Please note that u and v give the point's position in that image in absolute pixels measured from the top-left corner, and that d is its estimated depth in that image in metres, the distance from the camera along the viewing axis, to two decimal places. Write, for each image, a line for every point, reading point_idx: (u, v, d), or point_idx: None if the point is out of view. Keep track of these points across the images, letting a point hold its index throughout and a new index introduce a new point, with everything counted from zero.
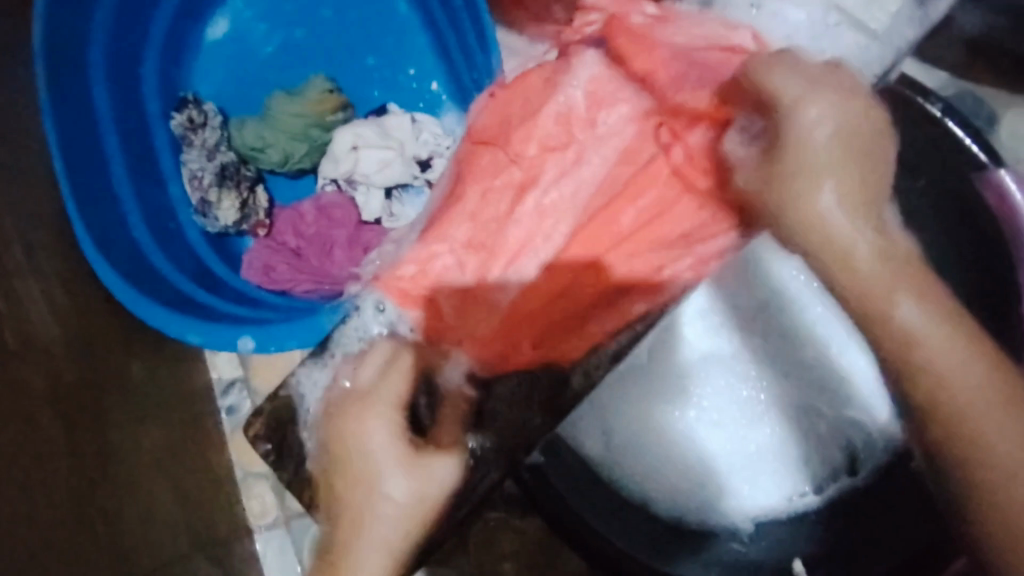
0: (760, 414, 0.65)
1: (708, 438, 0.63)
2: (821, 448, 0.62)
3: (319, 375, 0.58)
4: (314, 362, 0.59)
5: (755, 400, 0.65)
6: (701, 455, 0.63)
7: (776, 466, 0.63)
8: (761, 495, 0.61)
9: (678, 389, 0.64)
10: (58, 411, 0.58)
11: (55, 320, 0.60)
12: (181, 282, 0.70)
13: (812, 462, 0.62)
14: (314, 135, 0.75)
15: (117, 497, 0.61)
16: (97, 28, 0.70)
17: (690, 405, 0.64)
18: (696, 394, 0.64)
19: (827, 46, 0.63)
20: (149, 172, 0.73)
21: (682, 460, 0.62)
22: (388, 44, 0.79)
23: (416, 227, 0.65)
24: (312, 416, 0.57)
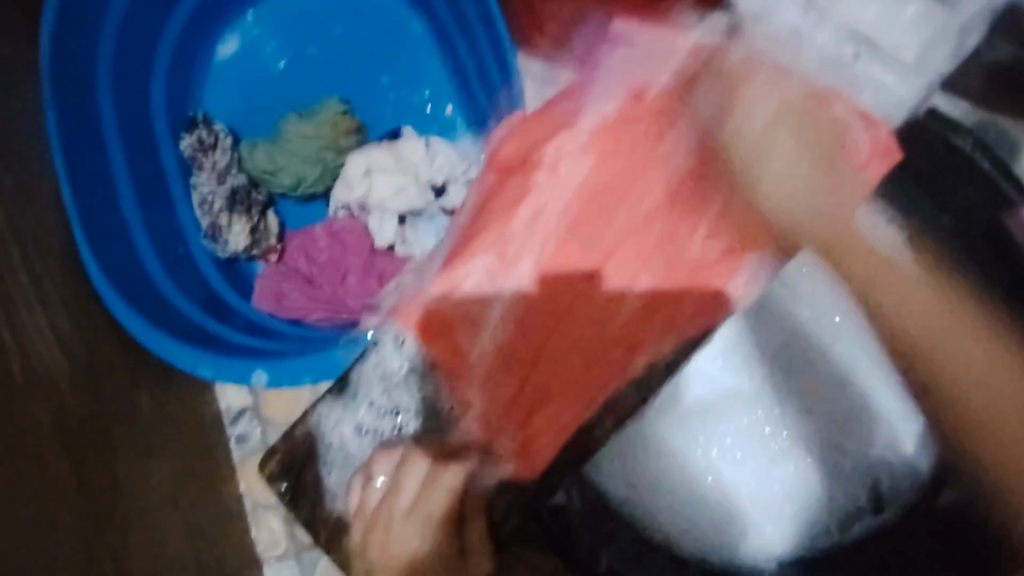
0: (787, 450, 0.51)
1: (738, 479, 0.48)
2: (863, 487, 0.46)
3: (341, 415, 0.58)
4: (336, 401, 0.59)
5: (766, 435, 0.48)
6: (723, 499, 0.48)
7: (784, 504, 0.47)
8: (782, 526, 0.47)
9: (695, 433, 0.49)
10: (66, 447, 0.56)
11: (62, 351, 0.59)
12: (191, 309, 0.68)
13: (842, 484, 0.46)
14: (328, 158, 0.73)
15: (127, 537, 0.59)
16: (106, 49, 0.68)
17: (715, 446, 0.49)
18: (720, 431, 0.49)
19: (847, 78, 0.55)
20: (158, 196, 0.71)
21: (710, 498, 0.49)
22: (402, 64, 0.77)
23: (435, 257, 0.63)
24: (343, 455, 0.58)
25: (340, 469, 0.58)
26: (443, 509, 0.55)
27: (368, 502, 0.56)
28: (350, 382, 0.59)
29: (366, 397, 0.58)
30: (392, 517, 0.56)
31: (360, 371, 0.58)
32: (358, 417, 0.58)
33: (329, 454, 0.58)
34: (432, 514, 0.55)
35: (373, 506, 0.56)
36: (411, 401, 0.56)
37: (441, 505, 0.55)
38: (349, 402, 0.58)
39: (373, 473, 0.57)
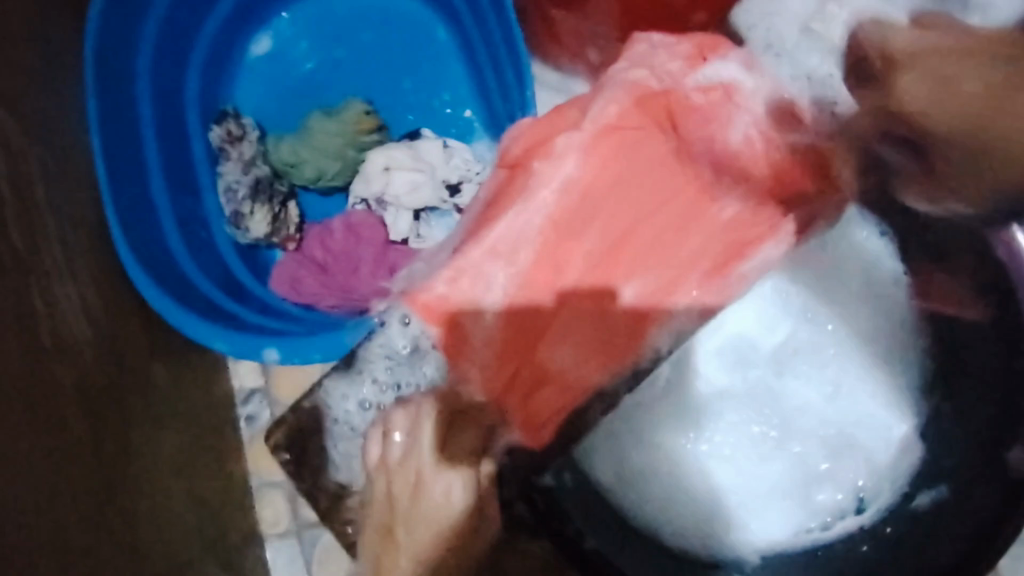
0: (772, 450, 0.62)
1: (720, 473, 0.62)
2: (830, 486, 0.60)
3: (347, 390, 0.61)
4: (343, 375, 0.62)
5: (764, 437, 0.62)
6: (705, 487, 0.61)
7: (785, 509, 0.61)
8: (770, 532, 0.60)
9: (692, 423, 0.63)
10: (87, 411, 0.59)
11: (88, 320, 0.62)
12: (211, 290, 0.71)
13: (819, 499, 0.60)
14: (349, 154, 0.77)
15: (136, 500, 0.63)
16: (146, 42, 0.73)
17: (705, 438, 0.62)
18: (709, 430, 0.62)
19: None
20: (186, 183, 0.75)
21: (674, 473, 0.61)
22: (424, 69, 0.81)
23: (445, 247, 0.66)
24: (347, 423, 0.60)
25: (344, 441, 0.60)
26: (472, 467, 0.54)
27: (390, 457, 0.56)
28: (357, 358, 0.62)
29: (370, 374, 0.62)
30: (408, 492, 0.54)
31: (367, 348, 0.62)
32: (362, 393, 0.61)
33: (334, 427, 0.60)
34: (462, 470, 0.54)
35: (396, 457, 0.56)
36: (413, 380, 0.60)
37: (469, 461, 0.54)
38: (354, 375, 0.62)
39: (391, 427, 0.57)
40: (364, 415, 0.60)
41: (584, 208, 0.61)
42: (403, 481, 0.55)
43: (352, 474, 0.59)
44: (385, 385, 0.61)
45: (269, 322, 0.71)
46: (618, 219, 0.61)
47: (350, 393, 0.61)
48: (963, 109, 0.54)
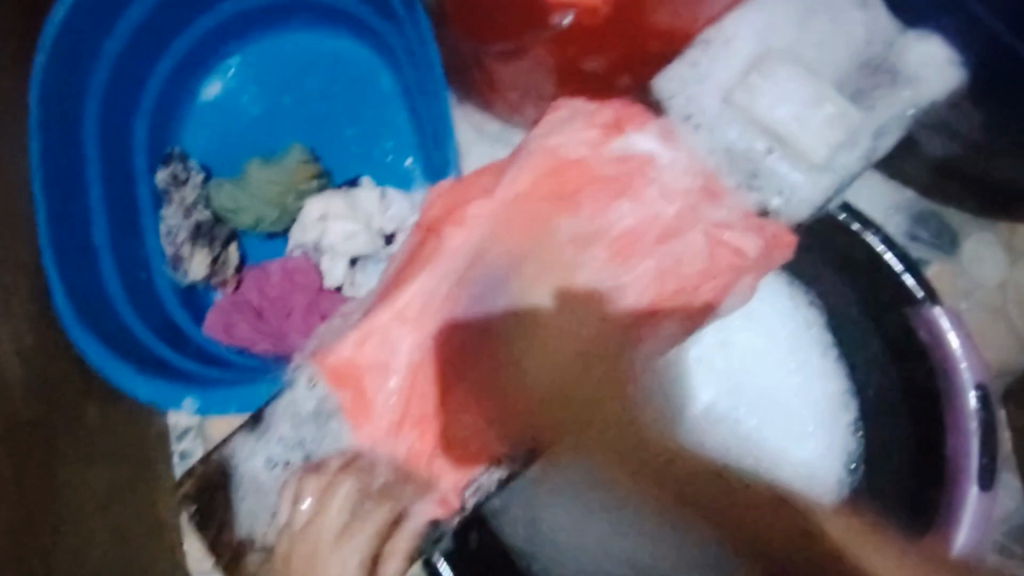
0: None
1: None
2: None
3: (253, 447, 0.61)
4: (249, 433, 0.61)
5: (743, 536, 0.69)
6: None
7: None
8: None
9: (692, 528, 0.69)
10: (12, 451, 0.61)
11: (18, 363, 0.64)
12: (144, 332, 0.74)
13: None
14: (287, 202, 0.78)
15: (56, 543, 0.65)
16: (93, 87, 0.75)
17: None
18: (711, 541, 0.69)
19: (751, 167, 0.61)
20: (128, 224, 0.78)
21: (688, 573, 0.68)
22: (368, 117, 0.83)
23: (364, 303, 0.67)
24: (251, 480, 0.60)
25: (250, 496, 0.60)
26: (371, 541, 0.56)
27: (295, 521, 0.57)
28: (263, 418, 0.62)
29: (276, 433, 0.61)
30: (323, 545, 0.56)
31: (274, 407, 0.62)
32: (268, 451, 0.60)
33: (241, 481, 0.61)
34: (363, 540, 0.56)
35: (300, 525, 0.57)
36: (315, 440, 0.60)
37: (374, 532, 0.56)
38: (260, 434, 0.61)
39: (300, 494, 0.57)
40: (269, 474, 0.60)
41: (491, 278, 0.62)
42: (302, 552, 0.56)
43: (254, 529, 0.59)
44: (289, 444, 0.60)
45: (196, 367, 0.73)
46: (525, 290, 0.62)
47: (256, 449, 0.61)
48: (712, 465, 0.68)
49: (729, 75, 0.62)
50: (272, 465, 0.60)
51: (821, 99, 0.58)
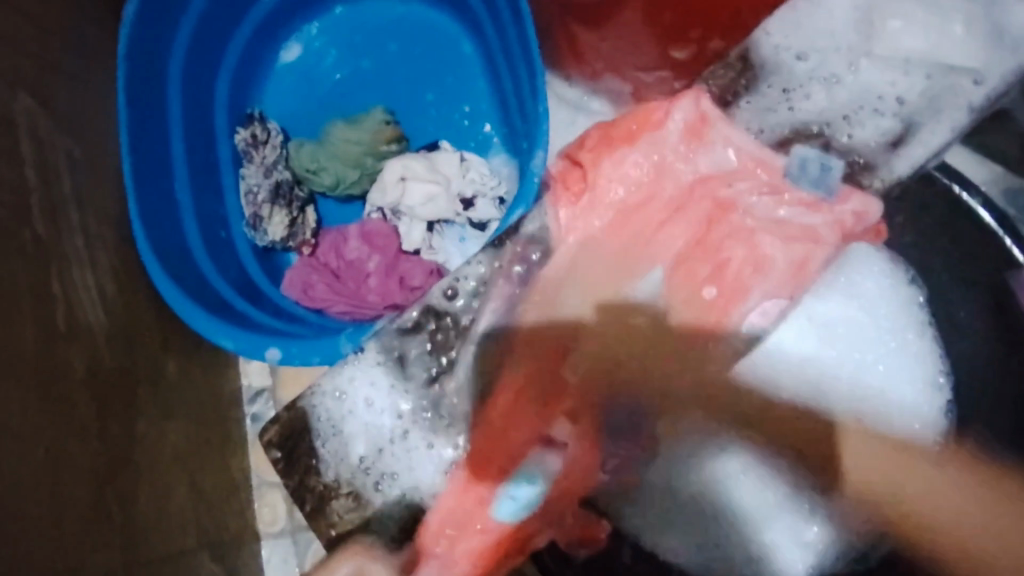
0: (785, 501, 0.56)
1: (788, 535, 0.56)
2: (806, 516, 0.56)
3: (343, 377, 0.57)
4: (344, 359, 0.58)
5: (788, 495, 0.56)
6: (780, 511, 0.56)
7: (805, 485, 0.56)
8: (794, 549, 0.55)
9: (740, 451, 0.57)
10: (96, 393, 0.62)
11: (104, 309, 0.65)
12: (223, 286, 0.74)
13: (810, 532, 0.55)
14: (367, 163, 0.78)
15: (136, 486, 0.65)
16: (178, 45, 0.76)
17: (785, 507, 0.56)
18: (754, 476, 0.57)
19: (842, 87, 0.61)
20: (209, 184, 0.78)
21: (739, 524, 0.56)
22: (446, 83, 0.83)
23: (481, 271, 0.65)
24: (333, 418, 0.57)
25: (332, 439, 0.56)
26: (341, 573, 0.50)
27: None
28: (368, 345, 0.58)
29: (374, 351, 0.58)
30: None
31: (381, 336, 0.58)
32: (369, 391, 0.57)
33: (324, 421, 0.57)
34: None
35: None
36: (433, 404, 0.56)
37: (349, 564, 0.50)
38: (361, 355, 0.57)
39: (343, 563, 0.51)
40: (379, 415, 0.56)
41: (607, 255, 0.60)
42: None
43: (341, 472, 0.55)
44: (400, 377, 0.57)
45: (277, 323, 0.73)
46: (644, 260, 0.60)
47: (353, 393, 0.57)
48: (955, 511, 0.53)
49: (838, 33, 0.63)
50: (373, 399, 0.57)
51: (932, 47, 0.62)
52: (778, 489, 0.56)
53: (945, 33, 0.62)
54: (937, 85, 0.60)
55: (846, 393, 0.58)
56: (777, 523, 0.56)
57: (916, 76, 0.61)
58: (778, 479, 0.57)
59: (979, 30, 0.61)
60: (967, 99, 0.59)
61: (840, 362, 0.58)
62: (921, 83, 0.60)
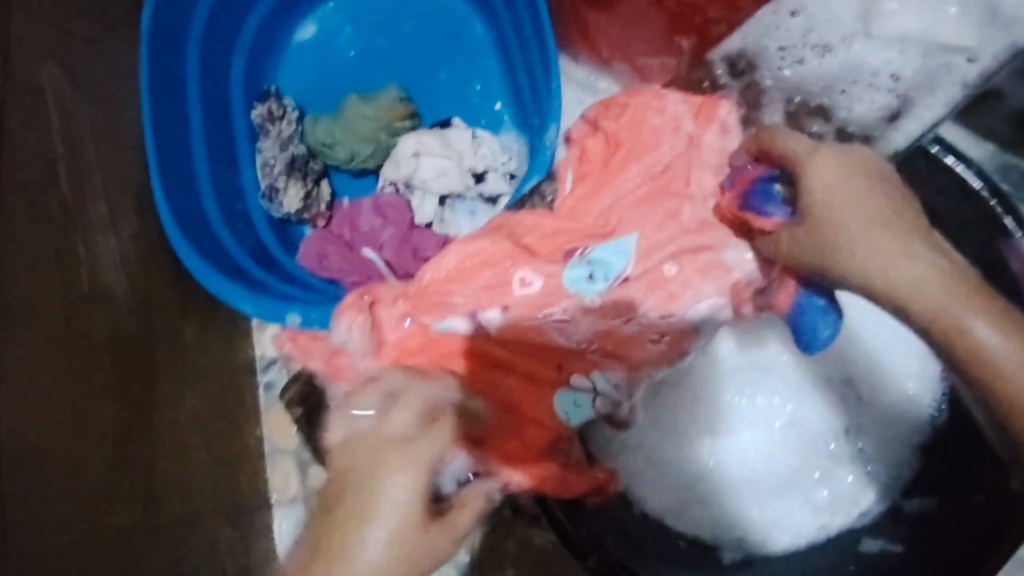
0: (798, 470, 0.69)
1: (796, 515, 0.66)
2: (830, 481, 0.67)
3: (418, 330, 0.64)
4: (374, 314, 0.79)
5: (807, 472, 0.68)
6: (781, 491, 0.68)
7: (800, 445, 0.69)
8: (799, 526, 0.65)
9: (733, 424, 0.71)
10: (118, 355, 0.64)
11: (126, 275, 0.67)
12: (240, 256, 0.76)
13: (823, 494, 0.66)
14: (381, 138, 0.80)
15: (156, 448, 0.66)
16: (197, 23, 0.77)
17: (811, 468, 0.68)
18: (747, 446, 0.70)
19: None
20: (226, 158, 0.80)
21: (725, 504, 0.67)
22: (458, 62, 0.85)
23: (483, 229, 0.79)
24: None
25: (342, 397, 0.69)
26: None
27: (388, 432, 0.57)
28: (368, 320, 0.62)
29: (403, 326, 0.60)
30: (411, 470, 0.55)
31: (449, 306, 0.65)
32: None
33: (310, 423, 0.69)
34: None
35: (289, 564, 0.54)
36: None
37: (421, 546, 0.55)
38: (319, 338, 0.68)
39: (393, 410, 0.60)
40: None
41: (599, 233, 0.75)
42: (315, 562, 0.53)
43: None
44: None
45: (294, 291, 0.75)
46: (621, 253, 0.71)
47: None
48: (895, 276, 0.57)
49: None
50: None
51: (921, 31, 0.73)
52: (788, 460, 0.69)
53: (940, 15, 0.73)
54: (933, 63, 0.73)
55: (836, 363, 0.70)
56: (787, 492, 0.67)
57: (907, 57, 0.74)
58: (776, 445, 0.70)
59: (973, 12, 0.72)
60: (963, 75, 0.73)
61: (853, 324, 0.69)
62: (912, 63, 0.74)
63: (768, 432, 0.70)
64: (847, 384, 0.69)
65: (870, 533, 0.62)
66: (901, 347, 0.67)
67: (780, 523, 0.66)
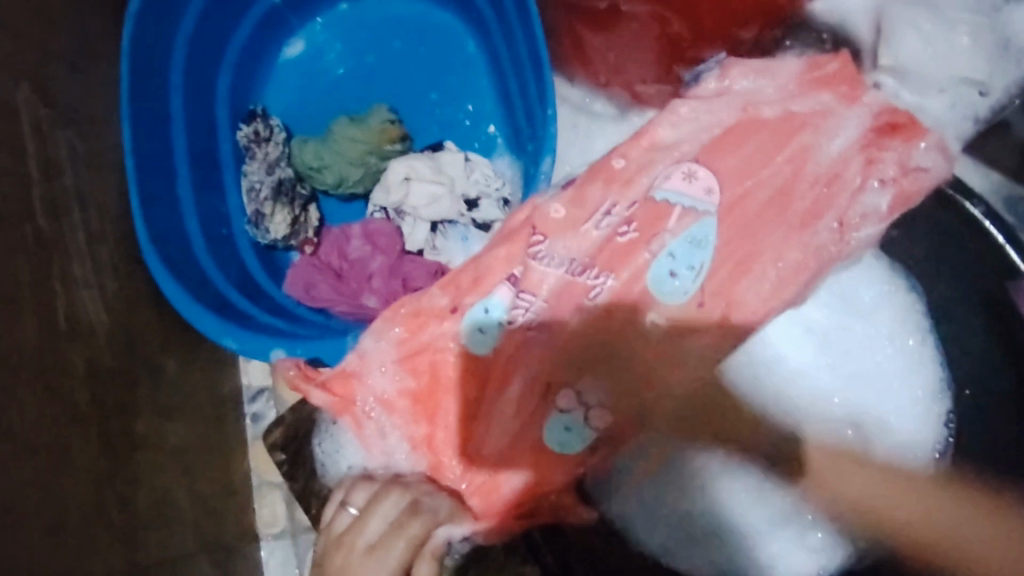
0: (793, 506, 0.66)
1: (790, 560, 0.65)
2: (823, 522, 0.65)
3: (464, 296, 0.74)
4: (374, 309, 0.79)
5: (800, 514, 0.66)
6: (770, 530, 0.66)
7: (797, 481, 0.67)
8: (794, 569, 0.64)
9: (726, 455, 0.68)
10: (98, 393, 0.61)
11: (105, 307, 0.64)
12: (225, 286, 0.73)
13: (817, 537, 0.65)
14: (371, 162, 0.78)
15: (136, 487, 0.64)
16: (181, 41, 0.75)
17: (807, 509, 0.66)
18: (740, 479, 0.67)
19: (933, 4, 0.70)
20: (211, 181, 0.77)
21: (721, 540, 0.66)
22: (450, 82, 0.82)
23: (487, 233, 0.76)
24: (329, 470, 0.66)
25: (326, 438, 0.67)
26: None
27: (338, 525, 0.60)
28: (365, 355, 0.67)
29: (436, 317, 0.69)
30: (351, 553, 0.57)
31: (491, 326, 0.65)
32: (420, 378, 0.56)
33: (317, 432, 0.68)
34: None
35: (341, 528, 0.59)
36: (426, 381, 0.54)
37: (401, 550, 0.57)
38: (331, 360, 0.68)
39: (349, 499, 0.61)
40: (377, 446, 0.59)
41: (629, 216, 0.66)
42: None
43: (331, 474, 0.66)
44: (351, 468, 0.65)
45: (281, 323, 0.72)
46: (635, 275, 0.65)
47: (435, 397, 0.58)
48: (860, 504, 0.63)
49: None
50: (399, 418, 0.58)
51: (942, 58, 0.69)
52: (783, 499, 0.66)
53: (953, 46, 0.69)
54: (948, 99, 0.68)
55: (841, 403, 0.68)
56: (786, 532, 0.66)
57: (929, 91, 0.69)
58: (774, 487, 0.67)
59: (985, 41, 0.68)
60: (975, 110, 0.68)
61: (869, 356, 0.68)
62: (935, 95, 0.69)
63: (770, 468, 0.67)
64: (851, 423, 0.68)
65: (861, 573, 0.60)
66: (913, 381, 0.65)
67: (779, 563, 0.65)
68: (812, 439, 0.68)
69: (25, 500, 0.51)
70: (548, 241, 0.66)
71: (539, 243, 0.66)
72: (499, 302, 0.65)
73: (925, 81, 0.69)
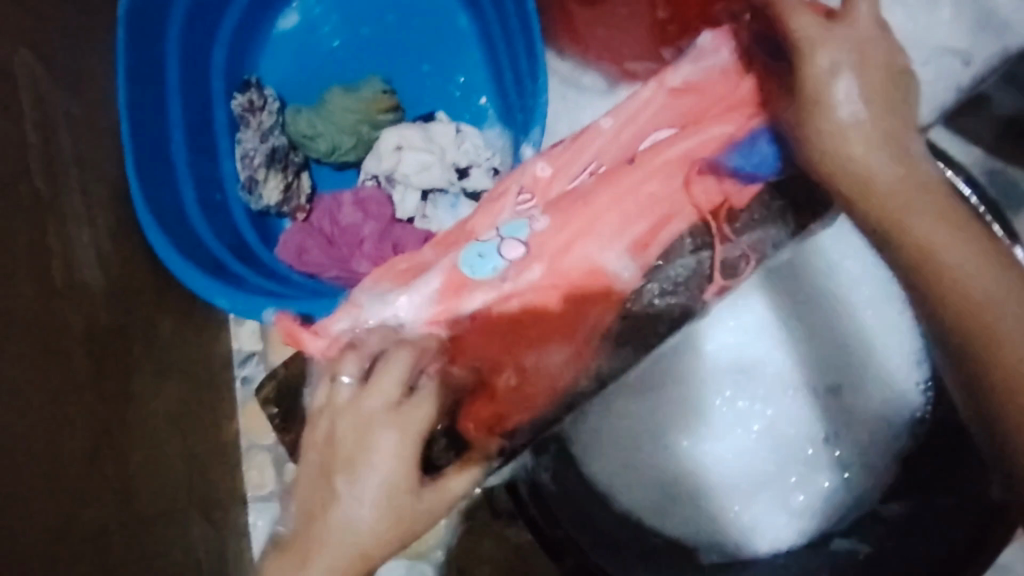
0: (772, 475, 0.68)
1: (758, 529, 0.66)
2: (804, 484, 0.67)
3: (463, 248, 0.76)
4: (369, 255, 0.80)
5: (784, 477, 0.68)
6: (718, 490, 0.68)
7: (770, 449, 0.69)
8: (778, 530, 0.66)
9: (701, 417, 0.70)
10: (92, 349, 0.62)
11: (99, 266, 0.65)
12: (219, 250, 0.74)
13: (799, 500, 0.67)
14: (363, 131, 0.79)
15: (130, 442, 0.65)
16: (176, 10, 0.76)
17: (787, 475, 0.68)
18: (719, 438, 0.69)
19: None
20: (205, 147, 0.79)
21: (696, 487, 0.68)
22: (442, 55, 0.84)
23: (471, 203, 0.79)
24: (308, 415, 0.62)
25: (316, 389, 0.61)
26: None
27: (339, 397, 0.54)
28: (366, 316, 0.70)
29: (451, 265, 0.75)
30: None
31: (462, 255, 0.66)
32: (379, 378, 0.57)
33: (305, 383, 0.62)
34: None
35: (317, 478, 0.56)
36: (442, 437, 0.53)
37: None
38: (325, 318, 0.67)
39: None
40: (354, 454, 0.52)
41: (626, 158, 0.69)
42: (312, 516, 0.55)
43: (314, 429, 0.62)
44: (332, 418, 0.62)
45: (273, 286, 0.73)
46: None
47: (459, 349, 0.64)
48: (922, 245, 0.49)
49: None
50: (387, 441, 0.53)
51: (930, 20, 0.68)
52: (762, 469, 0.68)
53: (933, 18, 0.68)
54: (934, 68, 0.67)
55: (823, 371, 0.69)
56: (763, 498, 0.68)
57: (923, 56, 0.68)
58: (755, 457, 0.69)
59: (965, 13, 0.69)
60: (958, 79, 0.67)
61: (857, 322, 0.68)
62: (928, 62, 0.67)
63: (748, 435, 0.69)
64: (831, 386, 0.69)
65: (841, 533, 0.61)
66: (900, 341, 0.67)
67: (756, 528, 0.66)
68: (789, 404, 0.69)
69: (21, 447, 0.52)
70: (535, 199, 0.69)
71: (526, 201, 0.69)
72: (513, 224, 0.66)
73: (914, 47, 0.67)
